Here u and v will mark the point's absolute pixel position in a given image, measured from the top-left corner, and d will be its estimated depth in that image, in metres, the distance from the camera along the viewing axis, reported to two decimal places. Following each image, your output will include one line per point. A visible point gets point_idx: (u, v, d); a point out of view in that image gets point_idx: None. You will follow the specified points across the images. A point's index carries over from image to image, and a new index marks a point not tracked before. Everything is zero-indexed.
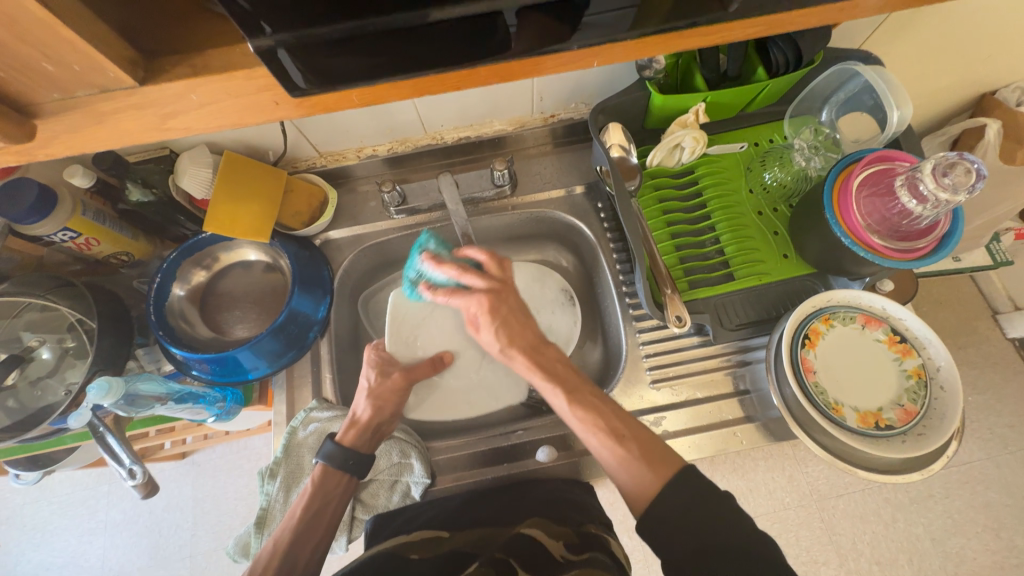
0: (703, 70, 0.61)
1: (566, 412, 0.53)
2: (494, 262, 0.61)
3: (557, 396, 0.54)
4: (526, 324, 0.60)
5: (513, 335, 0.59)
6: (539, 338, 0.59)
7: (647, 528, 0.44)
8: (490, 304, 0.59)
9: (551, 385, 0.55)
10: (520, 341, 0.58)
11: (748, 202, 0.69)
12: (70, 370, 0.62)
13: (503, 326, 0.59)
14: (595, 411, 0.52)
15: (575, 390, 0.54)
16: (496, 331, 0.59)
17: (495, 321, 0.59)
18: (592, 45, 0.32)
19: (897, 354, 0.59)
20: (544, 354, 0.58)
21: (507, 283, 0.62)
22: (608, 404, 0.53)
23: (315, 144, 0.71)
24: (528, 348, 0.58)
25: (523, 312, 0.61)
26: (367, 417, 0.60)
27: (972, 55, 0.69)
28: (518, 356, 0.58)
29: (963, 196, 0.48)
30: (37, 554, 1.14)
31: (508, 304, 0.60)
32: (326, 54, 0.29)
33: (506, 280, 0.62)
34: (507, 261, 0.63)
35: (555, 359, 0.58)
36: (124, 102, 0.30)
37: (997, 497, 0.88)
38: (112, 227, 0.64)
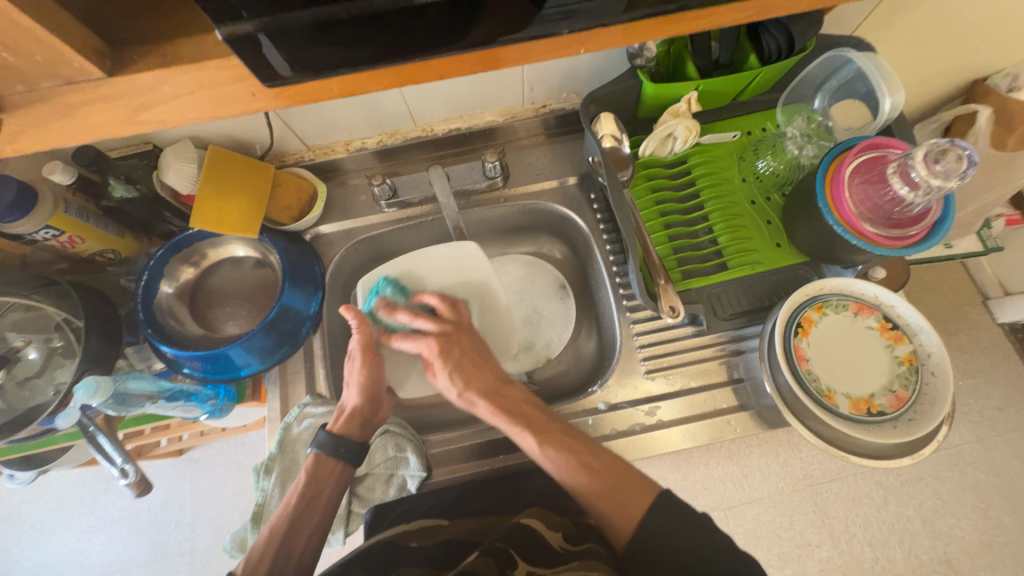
0: (695, 58, 0.60)
1: (536, 454, 0.54)
2: (447, 305, 0.64)
3: (526, 438, 0.55)
4: (483, 365, 0.62)
5: (471, 377, 0.60)
6: (500, 381, 0.61)
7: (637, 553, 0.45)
8: (440, 349, 0.61)
9: (519, 426, 0.56)
10: (479, 385, 0.60)
11: (741, 191, 0.68)
12: (59, 370, 0.61)
13: (456, 368, 0.60)
14: (569, 451, 0.53)
15: (544, 430, 0.55)
16: (450, 374, 0.60)
17: (447, 363, 0.60)
18: (582, 29, 0.31)
19: (889, 340, 0.59)
20: (506, 395, 0.59)
21: (462, 325, 0.64)
22: (583, 439, 0.54)
23: (303, 137, 0.70)
24: (489, 390, 0.60)
25: (481, 351, 0.63)
26: (353, 404, 0.61)
27: (965, 40, 0.69)
28: (478, 400, 0.59)
29: (955, 182, 0.48)
30: (35, 553, 1.13)
31: (461, 345, 0.62)
32: (311, 43, 0.28)
33: (461, 322, 0.65)
34: (461, 303, 0.66)
35: (518, 399, 0.59)
36: (93, 93, 0.29)
37: (986, 478, 0.89)
38: (97, 225, 0.63)
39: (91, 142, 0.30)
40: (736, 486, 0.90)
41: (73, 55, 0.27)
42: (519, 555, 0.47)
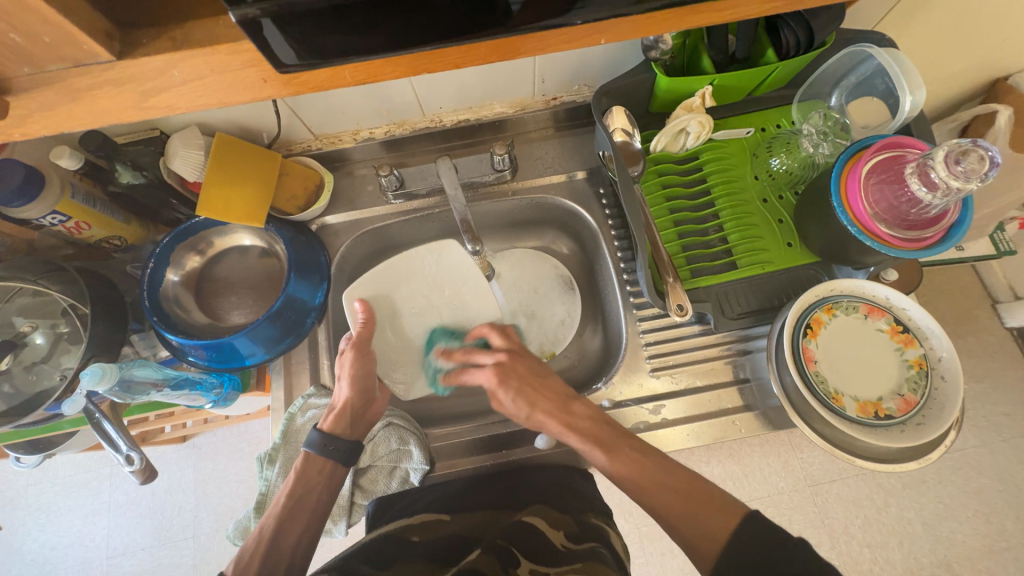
0: (711, 51, 0.59)
1: (609, 469, 0.53)
2: (499, 333, 0.65)
3: (598, 454, 0.54)
4: (542, 386, 0.60)
5: (534, 401, 0.59)
6: (564, 397, 0.59)
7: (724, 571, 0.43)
8: (500, 377, 0.60)
9: (590, 444, 0.55)
10: (545, 404, 0.59)
11: (753, 189, 0.67)
12: (65, 355, 0.61)
13: (519, 395, 0.60)
14: (638, 463, 0.52)
15: (613, 445, 0.54)
16: (516, 402, 0.59)
17: (509, 392, 0.60)
18: (597, 19, 0.30)
19: (899, 344, 0.59)
20: (573, 412, 0.58)
21: (515, 350, 0.64)
22: (650, 452, 0.54)
23: (310, 126, 0.69)
24: (554, 409, 0.58)
25: (540, 373, 0.62)
26: (346, 398, 0.60)
27: (989, 38, 0.67)
28: (546, 420, 0.58)
29: (975, 183, 0.47)
30: (42, 534, 1.15)
31: (518, 371, 0.61)
32: (317, 31, 0.27)
33: (516, 347, 0.64)
34: (511, 328, 0.67)
35: (585, 416, 0.57)
36: (101, 77, 0.29)
37: (990, 483, 0.88)
38: (103, 211, 0.63)
39: (98, 126, 0.30)
40: (737, 485, 0.89)
41: (81, 36, 0.27)
42: (521, 555, 0.50)
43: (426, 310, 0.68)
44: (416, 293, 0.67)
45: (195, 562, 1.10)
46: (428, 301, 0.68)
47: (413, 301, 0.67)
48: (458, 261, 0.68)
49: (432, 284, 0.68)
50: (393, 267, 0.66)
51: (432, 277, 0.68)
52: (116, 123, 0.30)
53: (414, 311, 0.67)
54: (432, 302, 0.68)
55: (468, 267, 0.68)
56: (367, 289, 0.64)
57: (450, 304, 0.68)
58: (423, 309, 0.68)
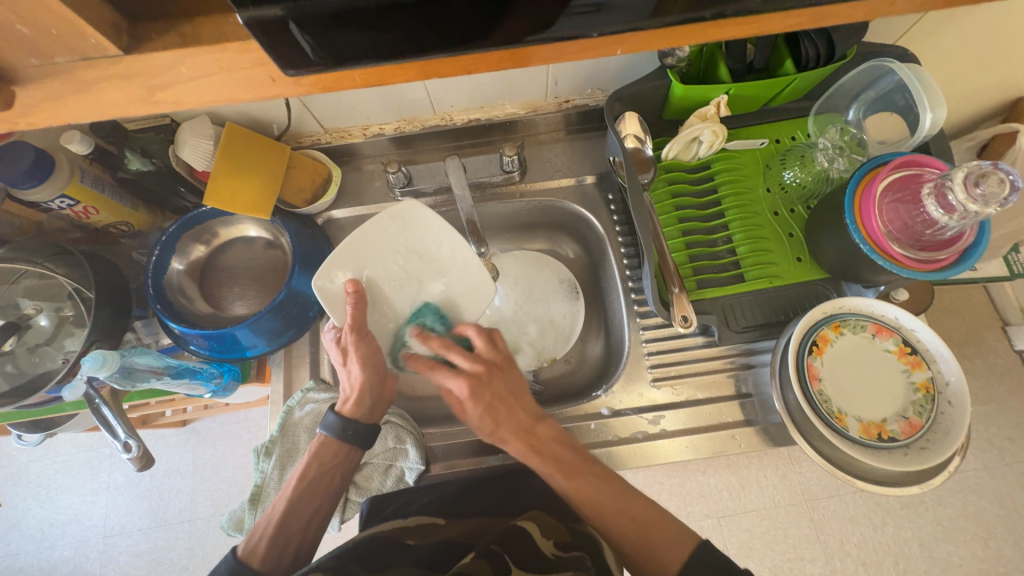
0: (728, 60, 0.59)
1: (567, 489, 0.53)
2: (485, 340, 0.61)
3: (557, 476, 0.54)
4: (517, 406, 0.58)
5: (501, 420, 0.57)
6: (530, 418, 0.58)
7: None
8: (472, 390, 0.57)
9: (552, 468, 0.54)
10: (509, 424, 0.57)
11: (764, 201, 0.66)
12: (68, 338, 0.62)
13: (489, 410, 0.57)
14: (598, 488, 0.52)
15: (577, 470, 0.54)
16: (482, 418, 0.57)
17: (479, 406, 0.57)
18: (615, 31, 0.29)
19: (906, 365, 0.58)
20: (537, 434, 0.57)
21: (497, 363, 0.60)
22: (610, 476, 0.54)
23: (320, 119, 0.69)
24: (518, 430, 0.57)
25: (517, 390, 0.59)
26: (360, 381, 0.58)
27: (1013, 56, 0.66)
28: (510, 439, 0.57)
29: (993, 208, 0.46)
30: (41, 510, 1.16)
31: (495, 387, 0.58)
32: (334, 28, 0.26)
33: (499, 361, 0.61)
34: (497, 334, 0.63)
35: (550, 437, 0.56)
36: (109, 70, 0.28)
37: (989, 506, 0.87)
38: (111, 196, 0.63)
39: (103, 119, 0.30)
40: (732, 495, 0.89)
41: (90, 28, 0.26)
42: (513, 561, 0.46)
43: (403, 280, 0.63)
44: (391, 264, 0.62)
45: (190, 546, 1.11)
46: (407, 271, 0.63)
47: (389, 272, 0.62)
48: (430, 223, 0.63)
49: (406, 252, 0.63)
50: (357, 241, 0.60)
51: (405, 245, 0.63)
52: (121, 117, 0.30)
53: (395, 284, 0.62)
54: (411, 271, 0.63)
55: (444, 229, 0.63)
56: (343, 270, 0.60)
57: (430, 270, 0.64)
58: (404, 279, 0.63)
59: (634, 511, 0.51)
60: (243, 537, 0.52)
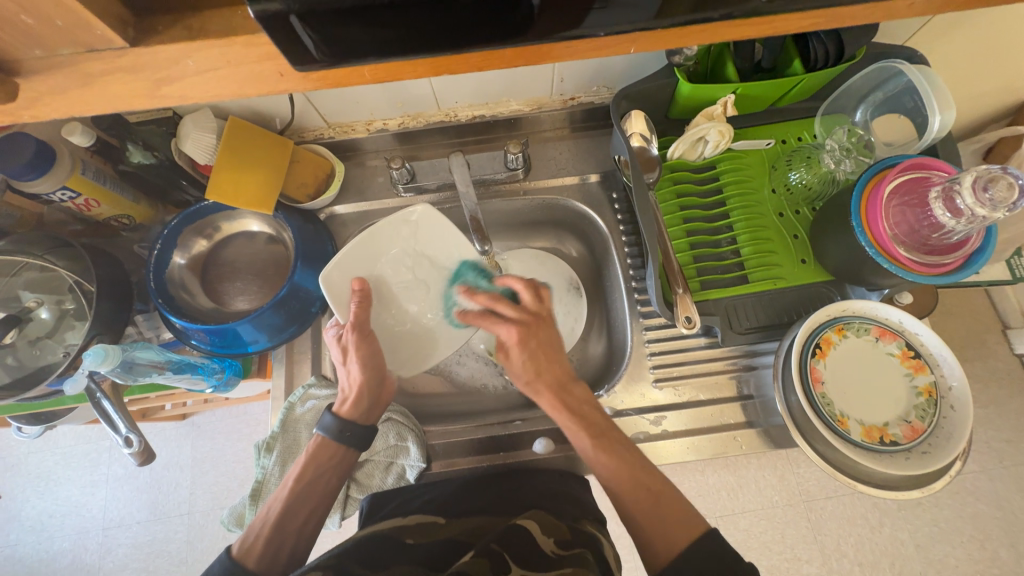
0: (736, 59, 0.58)
1: (589, 456, 0.53)
2: (530, 293, 0.58)
3: (581, 439, 0.53)
4: (554, 361, 0.58)
5: (541, 370, 0.57)
6: (565, 376, 0.58)
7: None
8: (518, 338, 0.57)
9: (576, 426, 0.54)
10: (547, 376, 0.57)
11: (769, 202, 0.66)
12: (69, 331, 0.62)
13: (529, 361, 0.58)
14: (620, 458, 0.51)
15: (601, 433, 0.53)
16: (525, 363, 0.58)
17: (522, 357, 0.57)
18: (622, 31, 0.29)
19: (909, 369, 0.57)
20: (571, 393, 0.57)
21: (541, 316, 0.59)
22: (635, 451, 0.53)
23: (323, 114, 0.68)
24: (552, 385, 0.57)
25: (556, 346, 0.58)
26: (359, 381, 0.58)
27: (1022, 58, 0.65)
28: (544, 393, 0.57)
29: (1001, 213, 0.46)
30: (41, 501, 1.16)
31: (538, 339, 0.58)
32: (341, 25, 0.26)
33: (541, 315, 0.59)
34: (546, 290, 0.60)
35: (582, 400, 0.56)
36: (114, 64, 0.28)
37: (986, 509, 0.87)
38: (113, 189, 0.62)
39: (106, 112, 0.29)
40: (731, 495, 0.90)
41: (96, 21, 0.26)
42: (511, 559, 0.46)
43: (412, 282, 0.64)
44: (400, 266, 0.63)
45: (189, 539, 1.11)
46: (415, 274, 0.64)
47: (397, 273, 0.63)
48: (441, 228, 0.63)
49: (415, 254, 0.63)
50: (367, 241, 0.61)
51: (413, 248, 0.63)
52: (124, 110, 0.29)
53: (402, 285, 0.63)
54: (419, 274, 0.64)
55: (453, 236, 0.63)
56: (350, 269, 0.60)
57: (438, 274, 0.64)
58: (411, 282, 0.64)
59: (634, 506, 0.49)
60: (237, 537, 0.52)
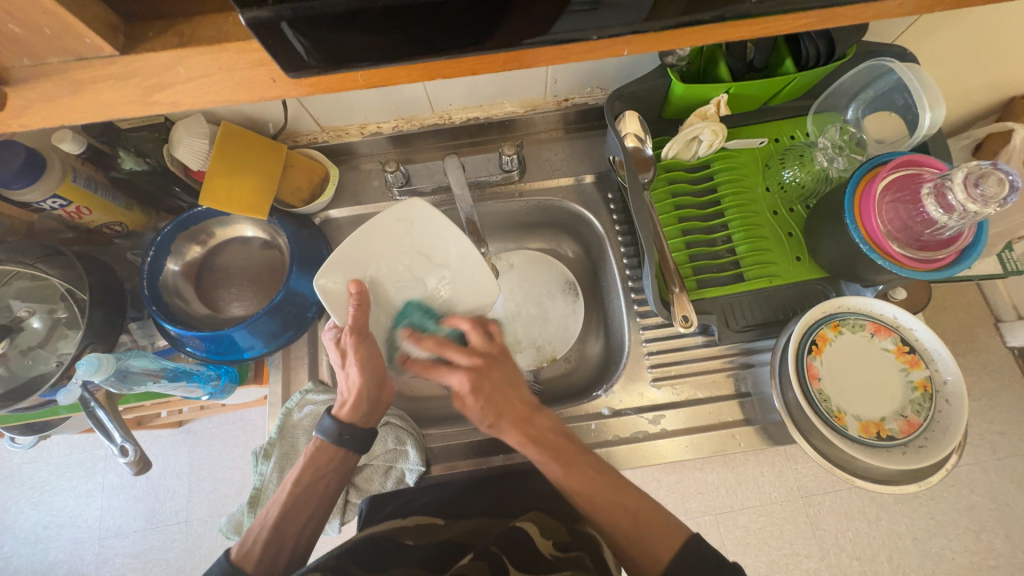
0: (728, 59, 0.59)
1: (565, 484, 0.52)
2: (479, 333, 0.59)
3: (553, 468, 0.53)
4: (513, 396, 0.56)
5: (501, 411, 0.55)
6: (527, 410, 0.56)
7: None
8: (474, 382, 0.55)
9: (547, 457, 0.53)
10: (509, 415, 0.55)
11: (764, 200, 0.66)
12: (62, 340, 0.61)
13: (488, 404, 0.55)
14: (593, 478, 0.51)
15: (572, 459, 0.53)
16: (483, 411, 0.55)
17: (479, 399, 0.55)
18: (613, 33, 0.29)
19: (904, 364, 0.58)
20: (535, 425, 0.55)
21: (493, 356, 0.59)
22: (605, 467, 0.53)
23: (317, 118, 0.68)
24: (516, 421, 0.55)
25: (514, 383, 0.58)
26: (358, 385, 0.57)
27: (1010, 55, 0.66)
28: (508, 431, 0.55)
29: (993, 208, 0.46)
30: (35, 513, 1.15)
31: (493, 379, 0.57)
32: (333, 29, 0.26)
33: (493, 353, 0.59)
34: (494, 329, 0.60)
35: (548, 429, 0.55)
36: (103, 70, 0.28)
37: (982, 501, 0.88)
38: (104, 196, 0.62)
39: (97, 120, 0.29)
40: (729, 492, 0.90)
41: (84, 27, 0.26)
42: (510, 562, 0.46)
43: (408, 280, 0.63)
44: (396, 264, 0.63)
45: (187, 547, 1.10)
46: (412, 271, 0.63)
47: (393, 272, 0.62)
48: (437, 224, 0.63)
49: (412, 252, 0.63)
50: (363, 239, 0.60)
51: (410, 245, 0.63)
52: (113, 118, 0.29)
53: (399, 284, 0.63)
54: (416, 271, 0.63)
55: (449, 230, 0.63)
56: (345, 270, 0.60)
57: (436, 271, 0.64)
58: (409, 280, 0.63)
59: (624, 510, 0.50)
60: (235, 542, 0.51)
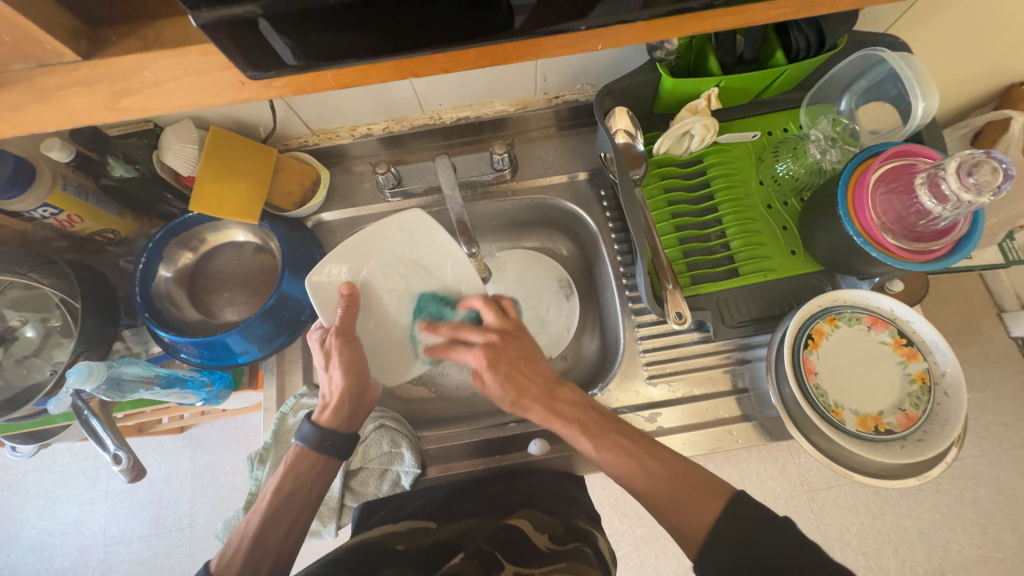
0: (717, 52, 0.58)
1: (594, 456, 0.52)
2: (495, 310, 0.61)
3: (580, 440, 0.53)
4: (531, 371, 0.58)
5: (521, 388, 0.57)
6: (549, 382, 0.57)
7: (716, 564, 0.44)
8: (489, 359, 0.58)
9: (575, 431, 0.54)
10: (531, 392, 0.57)
11: (757, 195, 0.66)
12: (56, 349, 0.61)
13: (507, 380, 0.57)
14: (625, 452, 0.51)
15: (601, 433, 0.53)
16: (501, 386, 0.57)
17: (497, 375, 0.57)
18: (602, 24, 0.29)
19: (902, 357, 0.57)
20: (559, 398, 0.56)
21: (507, 331, 0.60)
22: (638, 435, 0.53)
23: (307, 121, 0.68)
24: (539, 395, 0.56)
25: (531, 356, 0.59)
26: (341, 388, 0.57)
27: (1005, 43, 0.65)
28: (531, 407, 0.56)
29: (987, 197, 0.45)
30: (41, 520, 1.16)
31: (507, 354, 0.58)
32: (314, 31, 0.26)
33: (510, 329, 0.61)
34: (507, 302, 0.62)
35: (571, 402, 0.56)
36: (67, 76, 0.27)
37: (987, 493, 0.87)
38: (95, 204, 0.62)
39: (65, 127, 0.29)
40: None
41: (43, 32, 0.26)
42: (504, 557, 0.47)
43: (403, 290, 0.63)
44: (393, 272, 0.63)
45: (191, 552, 1.10)
46: (408, 283, 0.63)
47: (388, 279, 0.63)
48: (437, 237, 0.63)
49: (410, 262, 0.63)
50: (366, 239, 0.61)
51: (409, 255, 0.63)
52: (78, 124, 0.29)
53: (392, 293, 0.63)
54: (410, 283, 0.63)
55: (448, 244, 0.63)
56: (340, 271, 0.60)
57: (433, 285, 0.64)
58: (403, 291, 0.63)
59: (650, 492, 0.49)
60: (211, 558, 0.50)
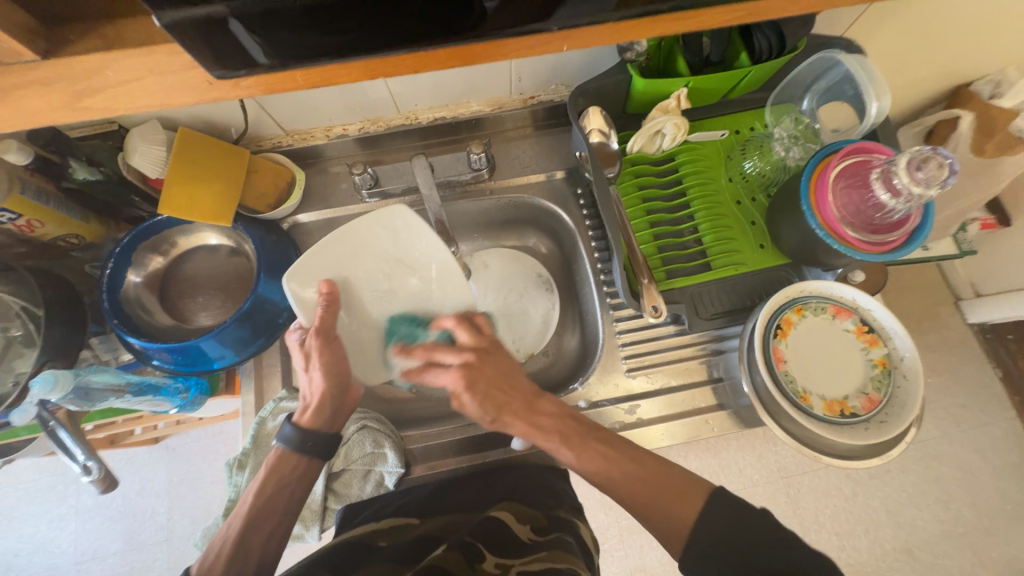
0: (686, 54, 0.60)
1: (576, 465, 0.53)
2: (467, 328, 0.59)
3: (562, 451, 0.54)
4: (510, 387, 0.57)
5: (501, 404, 0.56)
6: (529, 395, 0.57)
7: (694, 547, 0.46)
8: (468, 379, 0.55)
9: (557, 442, 0.54)
10: (510, 408, 0.56)
11: (726, 191, 0.68)
12: (19, 360, 0.58)
13: (485, 398, 0.55)
14: (603, 458, 0.52)
15: (579, 439, 0.54)
16: (482, 406, 0.55)
17: (476, 395, 0.55)
18: (572, 24, 0.30)
19: (864, 344, 0.60)
20: (540, 409, 0.56)
21: (483, 348, 0.59)
22: (610, 437, 0.54)
23: (280, 122, 0.67)
24: (519, 410, 0.56)
25: (507, 372, 0.58)
26: (322, 389, 0.57)
27: (952, 45, 0.69)
28: (513, 423, 0.56)
29: (934, 190, 0.48)
30: (5, 541, 1.10)
31: (486, 373, 0.56)
32: (285, 29, 0.26)
33: (485, 346, 0.59)
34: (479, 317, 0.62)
35: (551, 413, 0.56)
36: (24, 76, 0.27)
37: (948, 471, 0.92)
38: (57, 209, 0.59)
39: (24, 128, 0.28)
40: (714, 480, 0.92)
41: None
42: (486, 548, 0.48)
43: (385, 289, 0.63)
44: (374, 272, 0.62)
45: (169, 566, 1.07)
46: (390, 282, 0.63)
47: (370, 279, 0.62)
48: (421, 236, 0.63)
49: (391, 261, 0.63)
50: (346, 238, 0.60)
51: (391, 254, 0.63)
52: (36, 124, 0.28)
53: (375, 293, 0.63)
54: (393, 282, 0.63)
55: (432, 243, 0.63)
56: (318, 270, 0.59)
57: (415, 283, 0.64)
58: (384, 290, 0.63)
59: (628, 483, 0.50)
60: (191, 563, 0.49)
